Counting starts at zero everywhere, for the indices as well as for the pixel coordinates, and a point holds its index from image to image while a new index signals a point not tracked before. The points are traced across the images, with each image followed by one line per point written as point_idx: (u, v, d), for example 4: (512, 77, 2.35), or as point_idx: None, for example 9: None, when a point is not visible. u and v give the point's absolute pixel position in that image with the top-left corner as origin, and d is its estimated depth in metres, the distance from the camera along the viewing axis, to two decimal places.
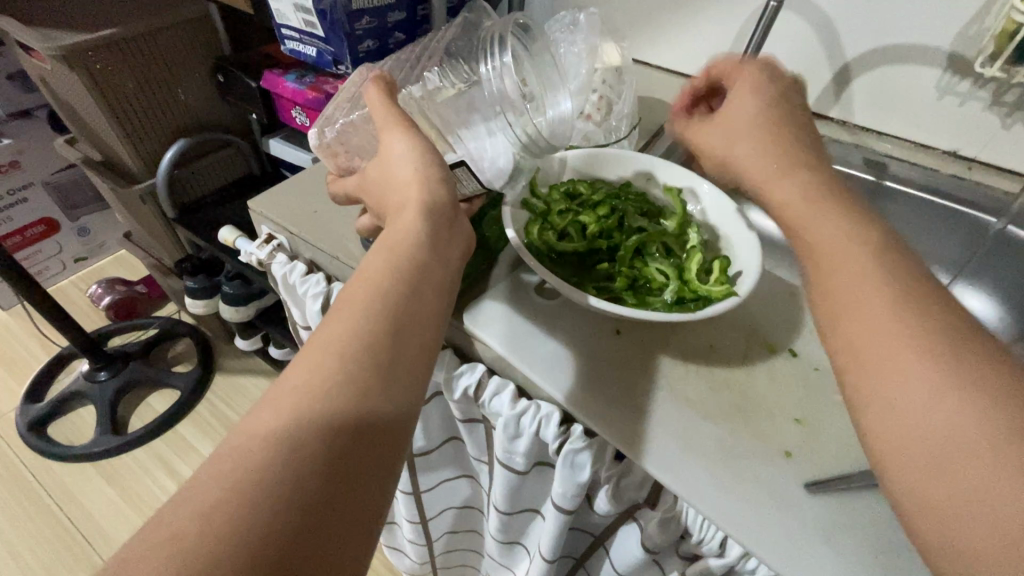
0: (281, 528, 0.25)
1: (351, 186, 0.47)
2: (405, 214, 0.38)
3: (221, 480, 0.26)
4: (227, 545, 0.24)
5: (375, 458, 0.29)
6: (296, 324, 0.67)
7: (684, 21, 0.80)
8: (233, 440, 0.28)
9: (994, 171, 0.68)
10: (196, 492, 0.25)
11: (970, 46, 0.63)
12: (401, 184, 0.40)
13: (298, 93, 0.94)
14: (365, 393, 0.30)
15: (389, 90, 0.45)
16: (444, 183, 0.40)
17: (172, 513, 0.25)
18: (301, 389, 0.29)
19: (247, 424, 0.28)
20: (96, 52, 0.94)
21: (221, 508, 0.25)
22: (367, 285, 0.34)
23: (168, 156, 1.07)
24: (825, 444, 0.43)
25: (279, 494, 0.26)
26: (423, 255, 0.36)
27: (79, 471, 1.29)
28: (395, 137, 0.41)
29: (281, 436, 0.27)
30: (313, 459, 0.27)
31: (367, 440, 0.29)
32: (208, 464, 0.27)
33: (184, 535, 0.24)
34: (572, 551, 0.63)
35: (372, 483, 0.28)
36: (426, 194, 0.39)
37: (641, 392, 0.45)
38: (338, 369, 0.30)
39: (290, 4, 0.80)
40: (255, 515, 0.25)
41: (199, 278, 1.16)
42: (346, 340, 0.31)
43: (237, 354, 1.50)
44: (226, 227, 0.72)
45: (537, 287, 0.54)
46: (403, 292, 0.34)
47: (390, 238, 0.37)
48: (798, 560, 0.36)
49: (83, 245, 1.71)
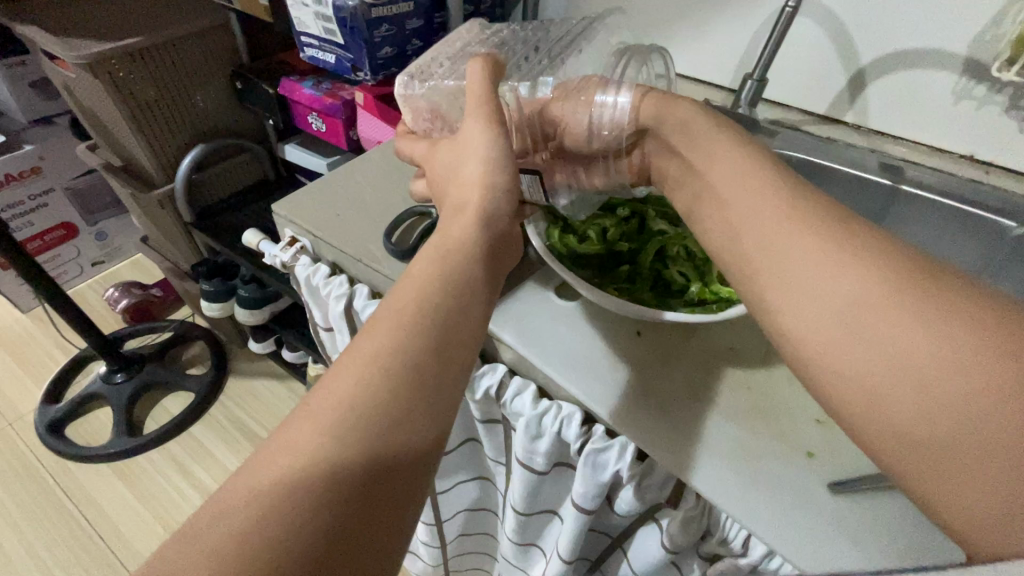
0: (318, 542, 0.26)
1: (420, 154, 0.49)
2: (463, 219, 0.39)
3: (262, 492, 0.27)
4: (265, 560, 0.25)
5: (410, 476, 0.30)
6: (317, 326, 0.68)
7: (697, 27, 0.81)
8: (276, 445, 0.29)
9: (1010, 175, 0.69)
10: (240, 493, 0.27)
11: (987, 50, 0.63)
12: (467, 183, 0.41)
13: (315, 100, 0.96)
14: (406, 410, 0.30)
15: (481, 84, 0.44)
16: (506, 194, 0.41)
17: (212, 521, 0.26)
18: (345, 398, 0.30)
19: (289, 434, 0.29)
20: (118, 60, 0.96)
21: (261, 521, 0.25)
22: (412, 296, 0.34)
23: (187, 162, 1.09)
24: (847, 444, 0.43)
25: (317, 510, 0.26)
26: (471, 267, 0.37)
27: (97, 472, 1.31)
28: (477, 129, 0.42)
29: (322, 444, 0.28)
30: (351, 475, 0.28)
31: (404, 457, 0.29)
32: (251, 465, 0.28)
33: (229, 536, 0.25)
34: (589, 553, 0.63)
35: (405, 501, 0.29)
36: (486, 203, 0.40)
37: (669, 399, 0.45)
38: (381, 384, 0.30)
39: (311, 12, 0.81)
40: (294, 530, 0.26)
41: (216, 281, 1.18)
42: (390, 355, 0.31)
43: (250, 357, 1.52)
44: (249, 230, 0.73)
45: (558, 290, 0.54)
46: (446, 308, 0.34)
47: (445, 244, 0.38)
48: (823, 559, 0.37)
49: (101, 249, 1.74)
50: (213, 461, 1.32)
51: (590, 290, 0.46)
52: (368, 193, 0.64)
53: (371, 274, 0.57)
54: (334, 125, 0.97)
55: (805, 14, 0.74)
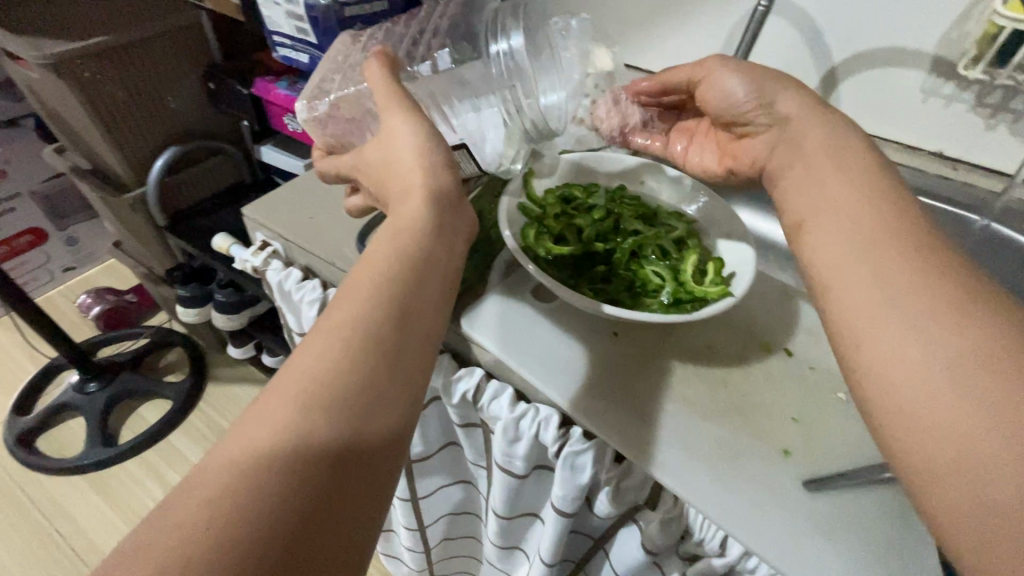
0: (292, 511, 0.26)
1: (348, 167, 0.47)
2: (410, 199, 0.39)
3: (230, 466, 0.26)
4: (235, 530, 0.24)
5: (382, 446, 0.30)
6: (291, 332, 0.66)
7: (673, 27, 0.82)
8: (241, 427, 0.28)
9: (980, 171, 0.70)
10: (207, 476, 0.26)
11: (954, 49, 0.64)
12: (406, 168, 0.40)
13: (290, 100, 0.94)
14: (374, 380, 0.30)
15: (390, 64, 0.46)
16: (447, 169, 0.40)
17: (180, 498, 0.26)
18: (309, 375, 0.30)
19: (256, 409, 0.29)
20: (84, 61, 0.93)
21: (231, 493, 0.25)
22: (371, 274, 0.34)
23: (159, 165, 1.06)
24: (823, 442, 0.43)
25: (288, 481, 0.26)
26: (426, 243, 0.37)
27: (70, 484, 1.27)
28: (397, 118, 0.42)
29: (289, 422, 0.28)
30: (322, 447, 0.28)
31: (375, 426, 0.30)
32: (217, 449, 0.28)
33: (195, 519, 0.25)
34: (572, 554, 0.62)
35: (379, 469, 0.29)
36: (430, 180, 0.39)
37: (641, 391, 0.46)
38: (347, 355, 0.30)
39: (281, 11, 0.79)
40: (266, 500, 0.26)
41: (191, 286, 1.15)
42: (354, 327, 0.32)
43: (229, 363, 1.49)
44: (220, 234, 0.71)
45: (534, 289, 0.54)
46: (406, 279, 0.34)
47: (396, 224, 0.37)
48: (799, 560, 0.37)
49: (72, 255, 1.70)
50: None
51: (565, 290, 0.46)
52: (342, 195, 0.63)
53: (345, 277, 0.56)
54: None
55: (778, 13, 0.74)
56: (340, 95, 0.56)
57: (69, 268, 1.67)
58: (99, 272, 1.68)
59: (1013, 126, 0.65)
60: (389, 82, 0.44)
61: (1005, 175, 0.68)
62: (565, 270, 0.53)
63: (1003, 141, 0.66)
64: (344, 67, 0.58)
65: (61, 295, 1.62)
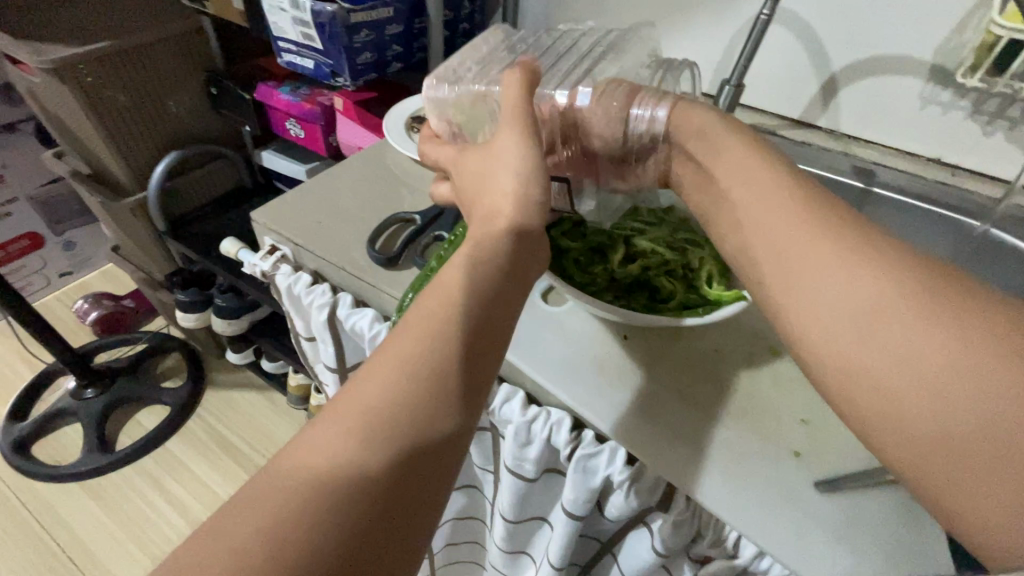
0: (348, 543, 0.26)
1: (445, 159, 0.47)
2: (496, 230, 0.38)
3: (291, 493, 0.27)
4: (286, 556, 0.25)
5: (434, 481, 0.30)
6: (298, 336, 0.66)
7: (675, 34, 0.83)
8: (301, 449, 0.29)
9: (976, 177, 0.71)
10: (261, 497, 0.27)
11: (951, 57, 0.65)
12: (501, 193, 0.39)
13: (293, 105, 0.94)
14: (431, 414, 0.30)
15: (530, 82, 0.44)
16: (541, 207, 0.39)
17: (236, 519, 0.26)
18: (372, 403, 0.30)
19: (317, 430, 0.30)
20: (87, 64, 0.93)
21: (291, 519, 0.26)
22: (437, 302, 0.34)
23: (159, 170, 1.06)
24: (832, 443, 0.44)
25: (345, 513, 0.27)
26: (496, 274, 0.36)
27: (66, 491, 1.26)
28: None
29: (348, 449, 0.28)
30: (378, 479, 0.28)
31: (429, 459, 0.30)
32: (276, 468, 0.28)
33: (250, 538, 0.25)
34: (579, 558, 0.63)
35: (432, 502, 0.29)
36: (521, 215, 0.39)
37: (666, 405, 0.45)
38: (409, 387, 0.31)
39: (288, 17, 0.80)
40: (322, 530, 0.26)
41: (191, 291, 1.15)
42: (416, 360, 0.31)
43: (228, 369, 1.48)
44: (227, 239, 0.71)
45: (545, 292, 0.55)
46: (470, 310, 0.34)
47: (474, 252, 0.37)
48: (810, 560, 0.37)
49: (68, 260, 1.71)
50: (191, 477, 1.28)
51: (579, 294, 0.47)
52: (351, 199, 0.63)
53: (356, 283, 0.56)
54: (313, 131, 0.96)
55: (780, 22, 0.75)
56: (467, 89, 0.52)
57: (65, 273, 1.67)
58: (95, 276, 1.67)
59: (1009, 133, 0.66)
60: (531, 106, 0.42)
61: (1001, 180, 0.70)
62: (578, 267, 0.53)
63: (1000, 148, 0.68)
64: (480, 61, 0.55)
65: (57, 299, 1.61)
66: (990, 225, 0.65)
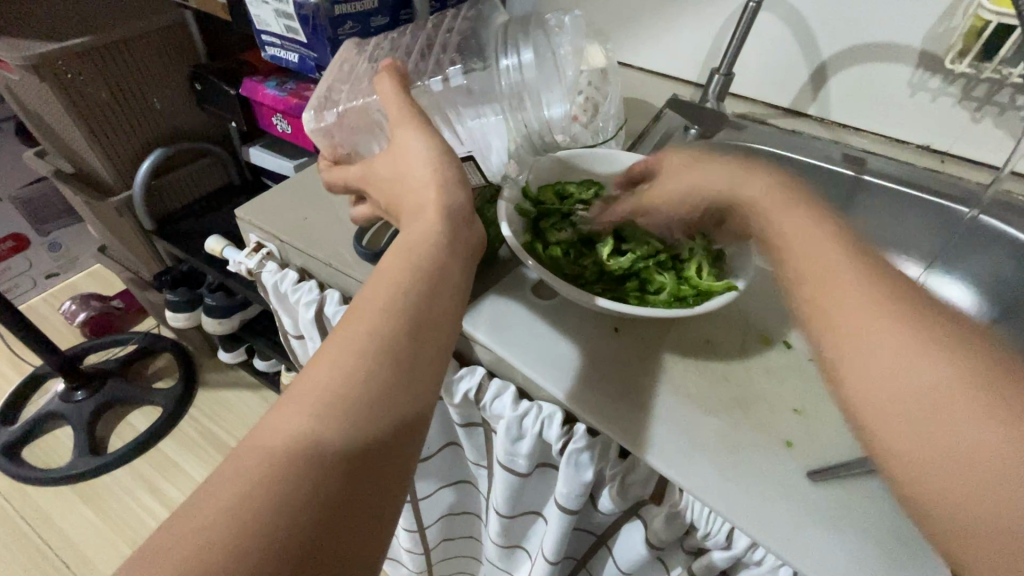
0: (303, 522, 0.26)
1: (355, 178, 0.47)
2: (449, 218, 0.38)
3: (248, 473, 0.27)
4: (248, 539, 0.25)
5: (392, 455, 0.30)
6: (287, 334, 0.66)
7: (666, 24, 0.82)
8: (256, 437, 0.29)
9: (966, 163, 0.71)
10: (219, 486, 0.26)
11: (940, 43, 0.65)
12: (419, 184, 0.40)
13: (279, 100, 0.93)
14: (385, 392, 0.30)
15: (400, 81, 0.46)
16: (460, 186, 0.41)
17: (197, 504, 0.26)
18: (324, 385, 0.30)
19: (272, 418, 0.29)
20: (66, 60, 0.91)
21: (247, 499, 0.26)
22: (387, 284, 0.35)
23: (144, 167, 1.04)
24: (823, 432, 0.44)
25: (301, 492, 0.27)
26: (441, 256, 0.37)
27: (58, 495, 1.25)
28: (419, 130, 0.42)
29: (303, 433, 0.28)
30: (334, 457, 0.28)
31: (386, 436, 0.30)
32: (231, 460, 0.28)
33: (211, 526, 0.25)
34: (574, 551, 0.63)
35: (389, 480, 0.29)
36: (445, 197, 0.40)
37: (642, 390, 0.46)
38: (360, 365, 0.31)
39: (270, 10, 0.78)
40: (278, 509, 0.26)
41: (180, 290, 1.14)
42: (368, 338, 0.32)
43: (220, 368, 1.47)
44: (212, 237, 0.70)
45: (534, 286, 0.54)
46: (420, 290, 0.35)
47: (410, 237, 0.38)
48: (803, 551, 0.37)
49: (55, 261, 1.69)
50: (185, 478, 1.27)
51: (562, 284, 0.46)
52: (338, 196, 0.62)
53: (343, 280, 0.55)
54: (299, 126, 0.94)
55: (769, 9, 0.75)
56: (347, 107, 0.58)
57: (52, 275, 1.66)
58: (83, 278, 1.65)
59: (998, 119, 0.66)
60: (399, 94, 0.44)
61: (991, 167, 0.70)
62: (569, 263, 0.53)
63: (989, 134, 0.67)
64: (351, 79, 0.60)
65: (45, 301, 1.59)
66: (979, 211, 0.64)
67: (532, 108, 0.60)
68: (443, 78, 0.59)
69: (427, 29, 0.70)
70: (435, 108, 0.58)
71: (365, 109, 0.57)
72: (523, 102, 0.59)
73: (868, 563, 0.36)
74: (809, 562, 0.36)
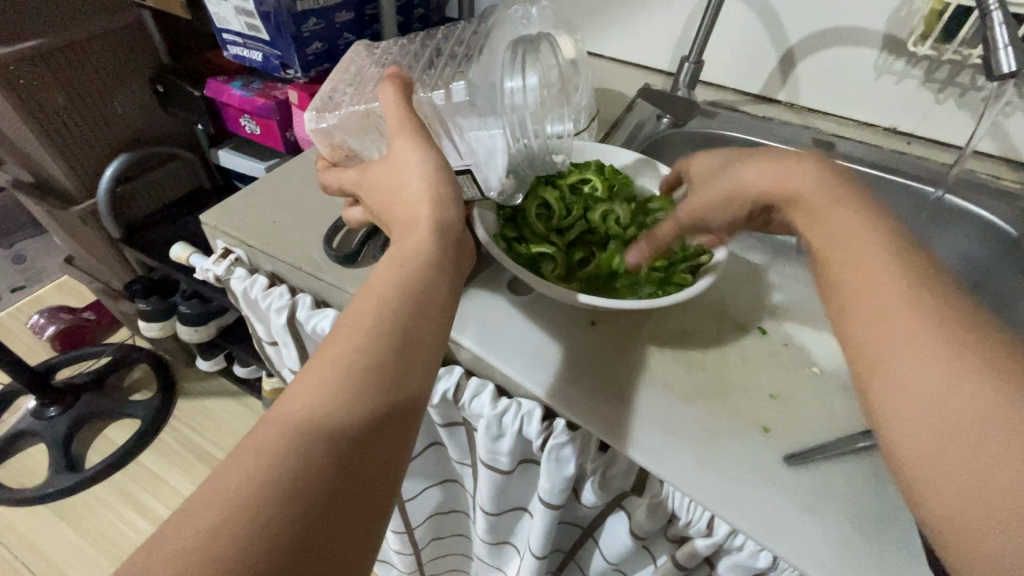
0: (290, 542, 0.25)
1: (351, 176, 0.46)
2: (417, 224, 0.38)
3: (230, 491, 0.26)
4: (232, 559, 0.24)
5: (384, 466, 0.30)
6: (262, 341, 0.64)
7: (635, 12, 0.82)
8: (239, 452, 0.28)
9: (930, 144, 0.72)
10: (201, 507, 0.26)
11: (902, 26, 0.66)
12: (411, 198, 0.40)
13: (246, 101, 0.90)
14: (369, 411, 0.30)
15: (404, 86, 0.45)
16: (455, 203, 0.40)
17: (178, 527, 0.25)
18: (309, 401, 0.29)
19: (256, 434, 0.29)
20: (18, 65, 0.86)
21: (230, 518, 0.25)
22: (374, 297, 0.34)
23: (108, 174, 1.00)
24: (799, 416, 0.44)
25: (286, 512, 0.26)
26: (428, 267, 0.36)
27: (34, 514, 1.21)
28: (399, 137, 0.41)
29: (290, 448, 0.28)
30: (321, 475, 0.27)
31: (372, 454, 0.29)
32: (214, 477, 0.27)
33: (192, 549, 0.24)
34: (562, 545, 0.63)
35: (374, 499, 0.29)
36: (427, 204, 0.39)
37: (626, 384, 0.45)
38: (347, 380, 0.30)
39: (230, 7, 0.76)
40: (263, 528, 0.25)
41: (151, 300, 1.10)
42: (355, 355, 0.31)
43: (199, 377, 1.44)
44: (178, 244, 0.67)
45: (509, 283, 0.54)
46: (409, 305, 0.34)
47: (404, 249, 0.37)
48: (780, 532, 0.37)
49: (21, 274, 1.64)
50: (168, 490, 1.25)
51: (538, 279, 0.46)
52: (308, 197, 0.61)
53: (315, 283, 0.54)
54: (268, 126, 0.92)
55: None
56: (348, 110, 0.54)
57: (17, 288, 1.60)
58: (51, 290, 1.59)
59: (960, 100, 0.67)
60: (400, 105, 0.43)
61: (954, 147, 0.71)
62: (541, 219, 0.56)
63: (953, 115, 0.69)
64: (356, 81, 0.59)
65: (12, 316, 1.53)
66: (944, 191, 0.65)
67: (536, 126, 0.51)
68: (446, 92, 0.55)
69: (438, 37, 0.70)
70: (437, 120, 0.55)
71: (368, 113, 0.54)
72: (525, 120, 0.50)
73: (844, 542, 0.37)
74: (785, 543, 0.37)
